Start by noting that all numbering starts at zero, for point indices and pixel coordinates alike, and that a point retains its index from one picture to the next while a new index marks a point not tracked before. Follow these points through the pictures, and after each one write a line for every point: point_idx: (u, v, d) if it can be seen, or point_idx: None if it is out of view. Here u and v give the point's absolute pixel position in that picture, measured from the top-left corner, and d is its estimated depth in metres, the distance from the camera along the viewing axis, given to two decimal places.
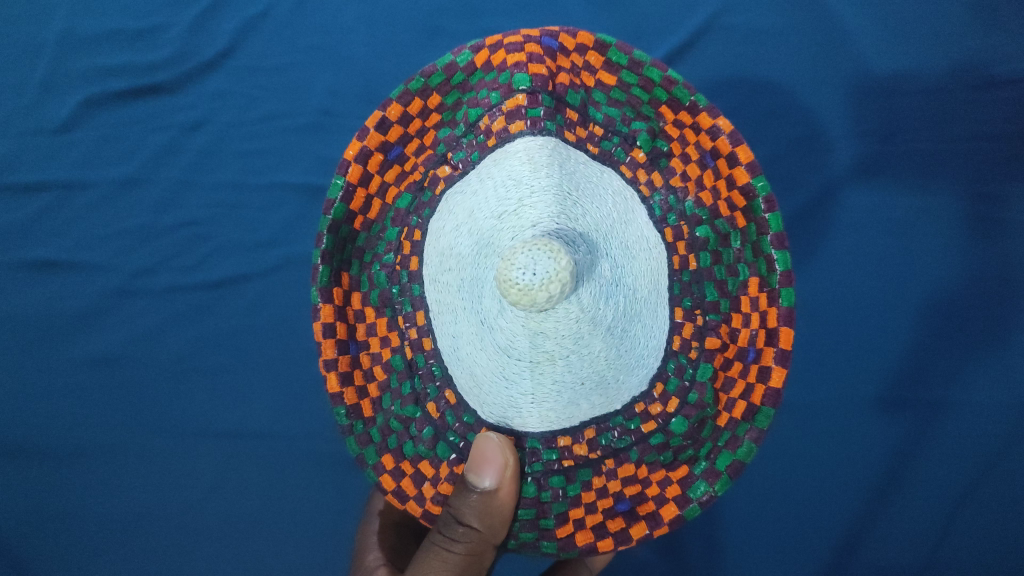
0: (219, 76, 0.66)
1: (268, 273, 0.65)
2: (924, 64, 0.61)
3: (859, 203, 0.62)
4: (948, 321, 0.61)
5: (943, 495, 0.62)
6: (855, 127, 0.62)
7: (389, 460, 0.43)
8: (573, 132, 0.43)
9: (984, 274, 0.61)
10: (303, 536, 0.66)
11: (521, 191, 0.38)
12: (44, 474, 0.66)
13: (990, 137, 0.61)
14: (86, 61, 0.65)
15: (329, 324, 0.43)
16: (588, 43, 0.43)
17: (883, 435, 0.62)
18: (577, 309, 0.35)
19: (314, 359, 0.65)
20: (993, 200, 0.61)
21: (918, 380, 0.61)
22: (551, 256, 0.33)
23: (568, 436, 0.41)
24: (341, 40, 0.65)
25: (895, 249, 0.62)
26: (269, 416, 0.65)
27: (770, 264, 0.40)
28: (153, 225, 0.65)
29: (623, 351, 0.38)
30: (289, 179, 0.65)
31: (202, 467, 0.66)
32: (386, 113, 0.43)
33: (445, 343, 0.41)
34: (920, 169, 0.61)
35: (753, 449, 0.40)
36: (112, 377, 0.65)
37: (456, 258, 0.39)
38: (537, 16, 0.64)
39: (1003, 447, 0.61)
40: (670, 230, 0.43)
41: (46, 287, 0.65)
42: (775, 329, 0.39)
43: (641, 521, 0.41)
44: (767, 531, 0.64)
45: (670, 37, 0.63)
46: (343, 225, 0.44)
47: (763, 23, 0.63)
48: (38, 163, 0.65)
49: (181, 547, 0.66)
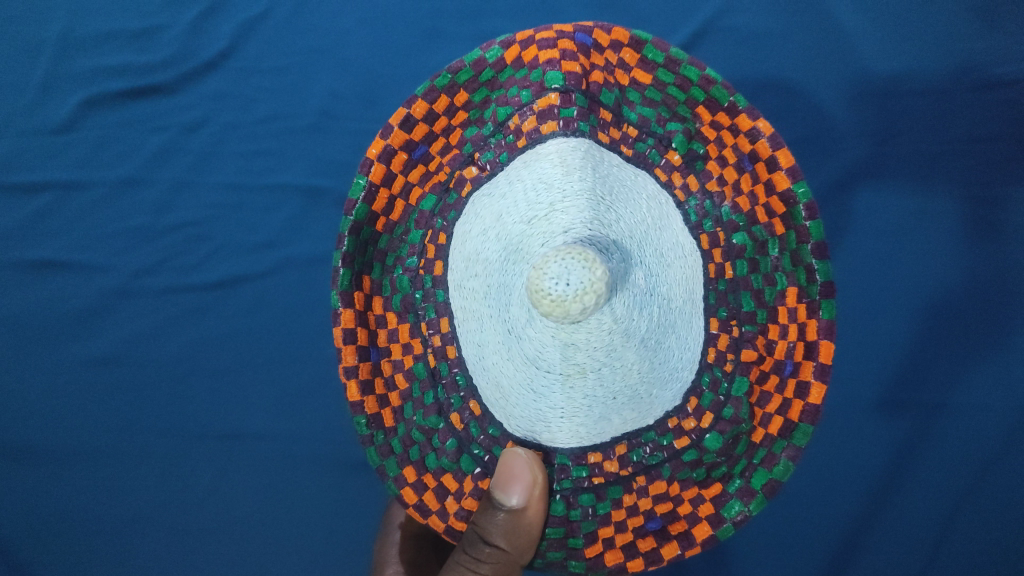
0: (219, 76, 0.64)
1: (270, 272, 0.63)
2: (926, 65, 0.59)
3: (867, 207, 0.59)
4: (953, 323, 0.58)
5: (940, 503, 0.58)
6: (860, 126, 0.59)
7: (410, 472, 0.41)
8: (606, 132, 0.41)
9: (982, 275, 0.58)
10: (302, 536, 0.64)
11: (553, 195, 0.36)
12: (43, 475, 0.64)
13: (993, 136, 0.58)
14: (86, 61, 0.63)
15: (349, 331, 0.41)
16: (624, 39, 0.41)
17: (882, 437, 0.59)
18: (610, 320, 0.33)
19: (309, 359, 0.64)
20: (992, 202, 0.58)
21: (914, 382, 0.58)
22: (585, 265, 0.31)
23: (598, 453, 0.40)
24: (340, 42, 0.63)
25: (900, 250, 0.59)
26: (269, 415, 0.64)
27: (810, 274, 0.38)
28: (153, 225, 0.63)
29: (656, 364, 0.37)
30: (289, 180, 0.63)
31: (202, 467, 0.64)
32: (411, 110, 0.41)
33: (470, 351, 0.40)
34: (923, 172, 0.59)
35: (790, 467, 0.38)
36: (110, 378, 0.64)
37: (484, 263, 0.38)
38: (536, 17, 0.62)
39: (1002, 452, 0.58)
40: (705, 237, 0.41)
41: (44, 287, 0.63)
42: (814, 343, 0.38)
43: (673, 541, 0.40)
44: (773, 543, 0.61)
45: (672, 36, 0.61)
46: (364, 227, 0.42)
47: (763, 26, 0.60)
48: (37, 162, 0.63)
49: (180, 548, 0.64)
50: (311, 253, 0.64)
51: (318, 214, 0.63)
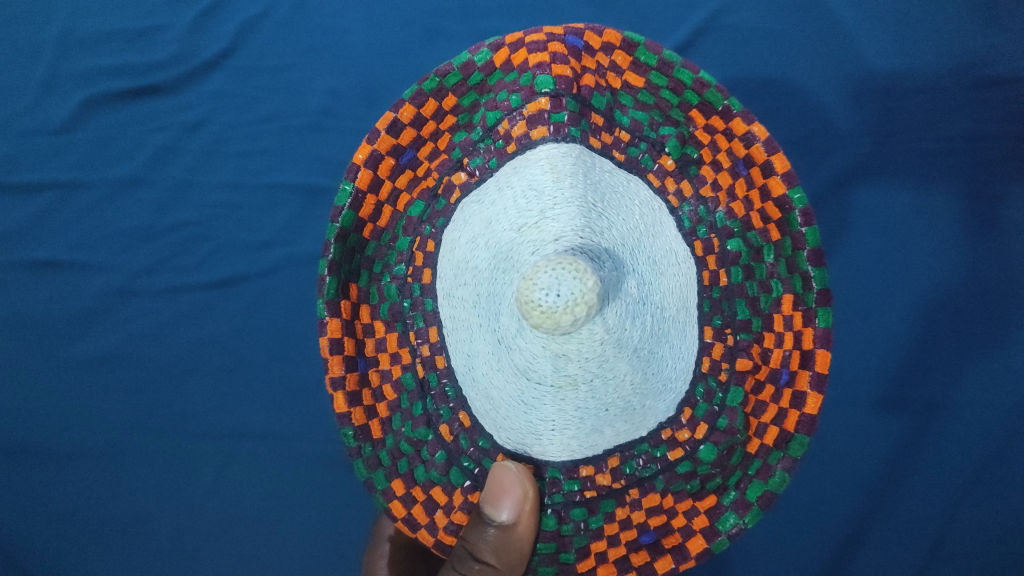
0: (219, 76, 0.62)
1: (269, 272, 0.62)
2: (928, 63, 0.58)
3: (870, 204, 0.58)
4: (954, 322, 0.57)
5: (943, 501, 0.58)
6: (861, 124, 0.58)
7: (399, 485, 0.41)
8: (598, 137, 0.40)
9: (984, 273, 0.57)
10: (299, 538, 0.63)
11: (543, 202, 0.35)
12: (42, 476, 0.63)
13: (995, 135, 0.57)
14: (86, 61, 0.62)
15: (336, 340, 0.40)
16: (616, 41, 0.40)
17: (884, 435, 0.58)
18: (602, 331, 0.32)
19: (307, 360, 0.62)
20: (994, 200, 0.57)
21: (916, 381, 0.58)
22: (576, 276, 0.30)
23: (591, 466, 0.39)
24: (340, 41, 0.62)
25: (902, 248, 0.58)
26: (268, 414, 0.62)
27: (806, 281, 0.38)
28: (153, 225, 0.62)
29: (649, 375, 0.36)
30: (287, 179, 0.62)
31: (201, 468, 0.63)
32: (398, 115, 0.41)
33: (459, 362, 0.39)
34: (923, 169, 0.58)
35: (786, 478, 0.38)
36: (110, 378, 0.62)
37: (473, 272, 0.36)
38: (536, 15, 0.61)
39: (1003, 450, 0.57)
40: (700, 243, 0.40)
41: (43, 287, 0.62)
42: (810, 352, 0.38)
43: (667, 554, 0.39)
44: (782, 542, 0.60)
45: (679, 32, 0.60)
46: (351, 234, 0.41)
47: (770, 23, 0.59)
48: (36, 163, 0.62)
49: (179, 548, 0.63)
50: (307, 253, 0.62)
51: (315, 213, 0.62)
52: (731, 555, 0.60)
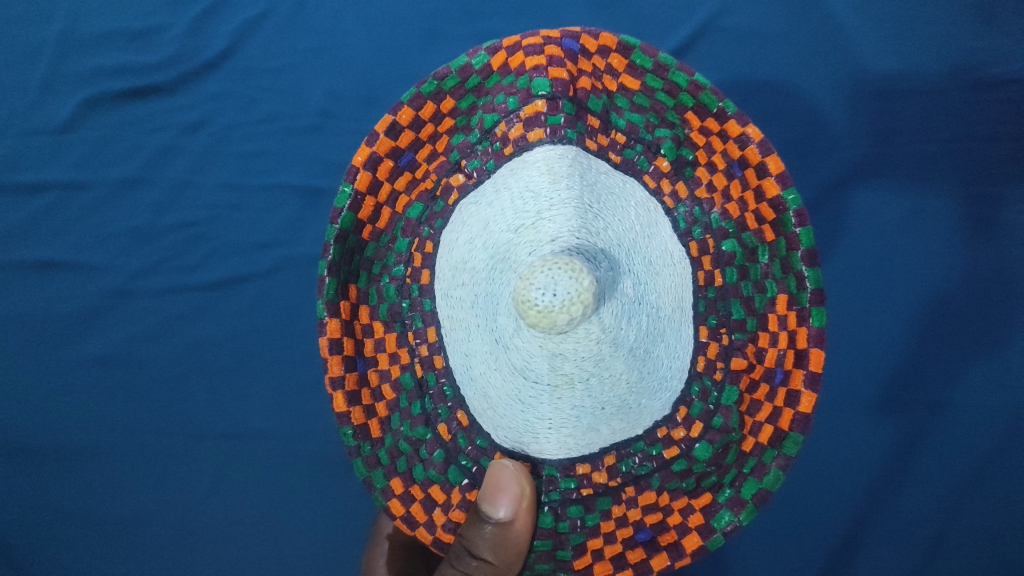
0: (218, 77, 0.63)
1: (269, 273, 0.63)
2: (924, 65, 0.58)
3: (866, 205, 0.59)
4: (951, 322, 0.58)
5: (940, 500, 0.58)
6: (857, 125, 0.59)
7: (397, 484, 0.42)
8: (594, 139, 0.41)
9: (981, 274, 0.58)
10: (300, 538, 0.63)
11: (540, 203, 0.35)
12: (42, 475, 0.63)
13: (992, 137, 0.58)
14: (86, 62, 0.63)
15: (335, 340, 0.40)
16: (612, 44, 0.41)
17: (881, 435, 0.59)
18: (598, 330, 0.32)
19: (307, 361, 0.63)
20: (990, 201, 0.58)
21: (913, 381, 0.58)
22: (572, 276, 0.30)
23: (587, 464, 0.39)
24: (340, 43, 0.63)
25: (898, 249, 0.59)
26: (268, 414, 0.63)
27: (800, 281, 0.38)
28: (153, 225, 0.63)
29: (645, 373, 0.36)
30: (287, 180, 0.63)
31: (201, 467, 0.63)
32: (397, 117, 0.41)
33: (457, 361, 0.39)
34: (920, 171, 0.58)
35: (780, 476, 0.38)
36: (110, 378, 0.63)
37: (471, 272, 0.37)
38: (535, 17, 0.62)
39: (1000, 450, 0.57)
40: (695, 244, 0.41)
41: (44, 288, 0.63)
42: (804, 351, 0.38)
43: (663, 552, 0.40)
44: (779, 540, 0.60)
45: (675, 34, 0.61)
46: (350, 235, 0.42)
47: (766, 24, 0.60)
48: (38, 164, 0.63)
49: (179, 547, 0.63)
50: (307, 254, 0.63)
51: (315, 214, 0.63)
52: (728, 554, 0.61)
